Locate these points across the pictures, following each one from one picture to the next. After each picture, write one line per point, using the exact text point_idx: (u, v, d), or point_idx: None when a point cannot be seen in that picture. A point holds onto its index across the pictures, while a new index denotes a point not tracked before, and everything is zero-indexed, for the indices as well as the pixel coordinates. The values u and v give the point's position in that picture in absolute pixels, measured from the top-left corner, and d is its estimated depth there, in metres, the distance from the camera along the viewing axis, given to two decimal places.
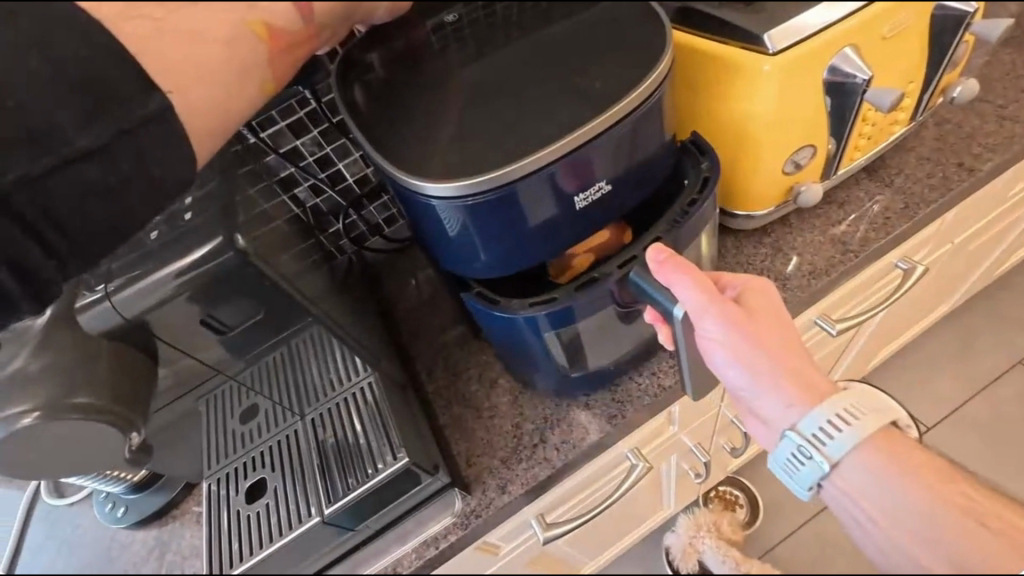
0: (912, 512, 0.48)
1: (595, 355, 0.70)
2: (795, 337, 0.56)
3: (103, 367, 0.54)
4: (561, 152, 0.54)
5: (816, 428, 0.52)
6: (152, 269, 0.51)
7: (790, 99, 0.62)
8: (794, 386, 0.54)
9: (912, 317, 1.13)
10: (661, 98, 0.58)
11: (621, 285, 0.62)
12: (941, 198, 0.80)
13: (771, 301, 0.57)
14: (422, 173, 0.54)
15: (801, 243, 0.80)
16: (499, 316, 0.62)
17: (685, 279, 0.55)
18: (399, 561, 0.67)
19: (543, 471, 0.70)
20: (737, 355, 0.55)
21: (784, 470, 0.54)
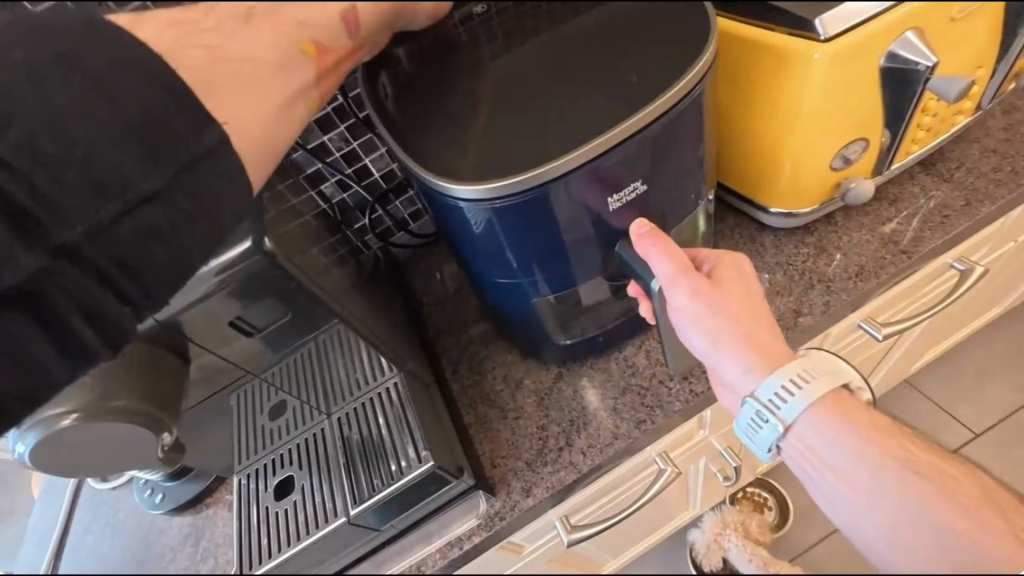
0: (869, 472, 0.47)
1: (586, 322, 0.70)
2: (761, 303, 0.55)
3: (136, 370, 0.55)
4: (595, 153, 0.52)
5: (775, 393, 0.50)
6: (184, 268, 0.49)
7: (841, 88, 0.57)
8: (761, 353, 0.53)
9: (964, 319, 1.06)
10: (702, 93, 0.55)
11: (607, 260, 0.61)
12: (1009, 194, 0.73)
13: (741, 267, 0.56)
14: (451, 172, 0.52)
15: (847, 243, 0.75)
16: (501, 283, 0.63)
17: (663, 252, 0.54)
18: (424, 560, 0.67)
19: (568, 476, 0.68)
20: (703, 321, 0.53)
21: (743, 434, 0.53)
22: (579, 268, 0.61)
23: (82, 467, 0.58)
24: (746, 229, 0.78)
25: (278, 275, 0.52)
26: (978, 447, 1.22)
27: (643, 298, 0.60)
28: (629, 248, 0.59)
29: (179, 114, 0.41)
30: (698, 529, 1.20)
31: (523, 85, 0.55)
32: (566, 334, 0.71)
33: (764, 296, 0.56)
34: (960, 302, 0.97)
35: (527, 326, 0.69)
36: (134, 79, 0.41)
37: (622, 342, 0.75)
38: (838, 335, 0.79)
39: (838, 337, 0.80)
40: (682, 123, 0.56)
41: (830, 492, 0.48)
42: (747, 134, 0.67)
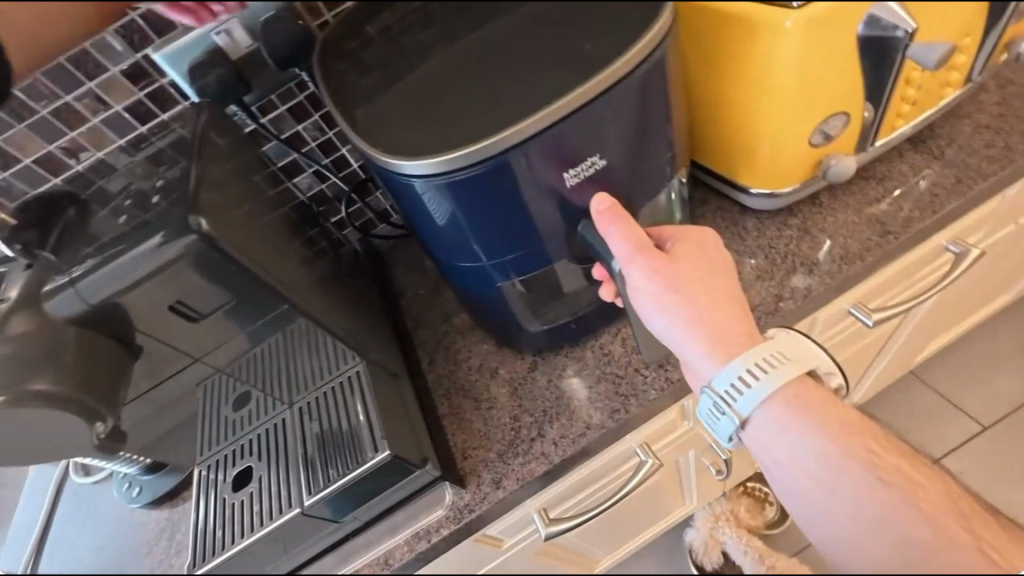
0: (823, 459, 0.48)
1: (558, 309, 0.69)
2: (726, 283, 0.55)
3: (71, 357, 0.55)
4: (555, 117, 0.50)
5: (731, 384, 0.51)
6: (122, 252, 0.52)
7: (812, 60, 0.55)
8: (722, 341, 0.53)
9: (968, 305, 1.01)
10: (663, 57, 0.53)
11: (570, 240, 0.60)
12: (1003, 170, 0.70)
13: (703, 250, 0.56)
14: (399, 149, 0.52)
15: (832, 224, 0.72)
16: (466, 266, 0.61)
17: (621, 234, 0.54)
18: (391, 553, 0.66)
19: (540, 467, 0.67)
20: (662, 309, 0.54)
21: (705, 422, 0.55)
22: (542, 250, 0.60)
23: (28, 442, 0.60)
24: (728, 213, 0.76)
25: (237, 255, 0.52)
26: (986, 440, 1.18)
27: (607, 280, 0.62)
28: (590, 226, 0.58)
29: None
30: (694, 527, 1.16)
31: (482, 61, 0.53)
32: (539, 321, 0.69)
33: (730, 277, 0.56)
34: (961, 288, 0.93)
35: (496, 313, 0.68)
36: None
37: (598, 330, 0.73)
38: (826, 321, 0.76)
39: (826, 323, 0.77)
40: (644, 96, 0.54)
41: (783, 479, 0.50)
42: (723, 108, 0.64)
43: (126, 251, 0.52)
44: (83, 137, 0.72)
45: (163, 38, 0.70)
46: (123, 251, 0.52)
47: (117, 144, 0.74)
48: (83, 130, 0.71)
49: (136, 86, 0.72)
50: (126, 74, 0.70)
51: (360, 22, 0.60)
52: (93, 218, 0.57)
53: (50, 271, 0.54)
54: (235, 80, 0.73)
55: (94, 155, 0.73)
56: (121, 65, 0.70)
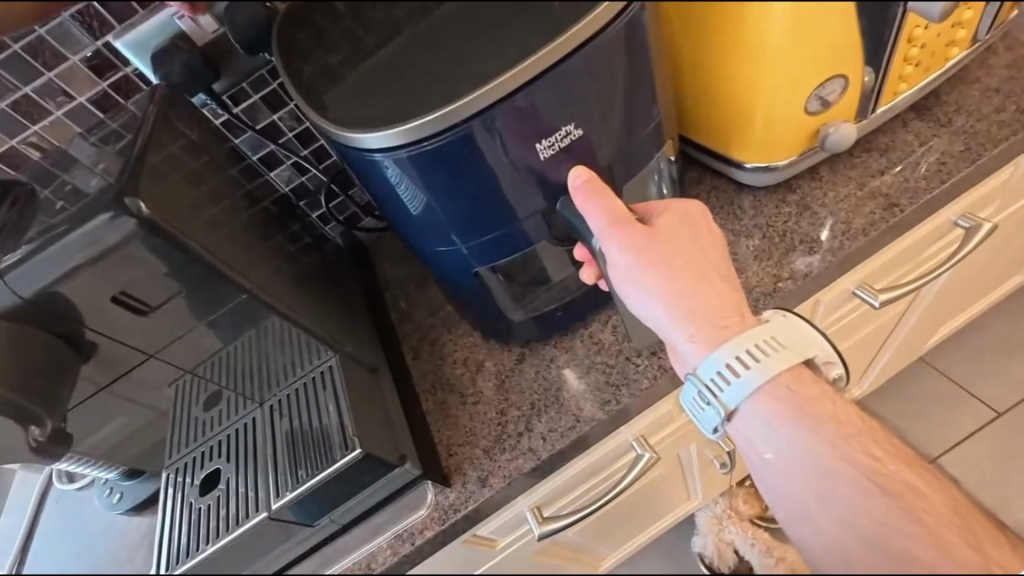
0: (811, 459, 0.45)
1: (543, 296, 0.65)
2: (714, 263, 0.51)
3: (5, 353, 0.52)
4: (530, 75, 0.45)
5: (716, 372, 0.49)
6: (50, 243, 0.48)
7: (808, 29, 0.47)
8: (708, 326, 0.50)
9: (980, 285, 0.97)
10: (644, 12, 0.47)
11: (551, 219, 0.57)
12: (1014, 135, 0.66)
13: (688, 228, 0.52)
14: (358, 121, 0.48)
15: (833, 199, 0.68)
16: (440, 252, 0.59)
17: (599, 212, 0.51)
18: (373, 557, 0.63)
19: (527, 463, 0.63)
20: (643, 293, 0.51)
21: (689, 411, 0.52)
22: (515, 231, 0.57)
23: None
24: (723, 191, 0.72)
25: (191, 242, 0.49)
26: (1004, 427, 1.12)
27: (588, 262, 0.59)
28: (569, 202, 0.54)
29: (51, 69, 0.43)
30: (701, 536, 1.14)
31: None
32: (524, 311, 0.66)
33: (719, 256, 0.52)
34: (974, 265, 0.88)
35: (476, 303, 0.64)
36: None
37: (587, 318, 0.69)
38: (829, 303, 0.72)
39: (829, 306, 0.73)
40: (626, 58, 0.49)
41: (767, 476, 0.47)
42: (712, 84, 0.57)
43: (61, 233, 0.48)
44: (47, 131, 0.69)
45: (124, 25, 0.67)
46: (60, 233, 0.48)
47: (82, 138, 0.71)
48: (46, 123, 0.69)
49: (98, 76, 0.69)
50: (87, 63, 0.67)
51: None
52: (38, 206, 0.53)
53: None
54: (203, 67, 0.69)
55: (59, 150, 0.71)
56: (81, 54, 0.67)
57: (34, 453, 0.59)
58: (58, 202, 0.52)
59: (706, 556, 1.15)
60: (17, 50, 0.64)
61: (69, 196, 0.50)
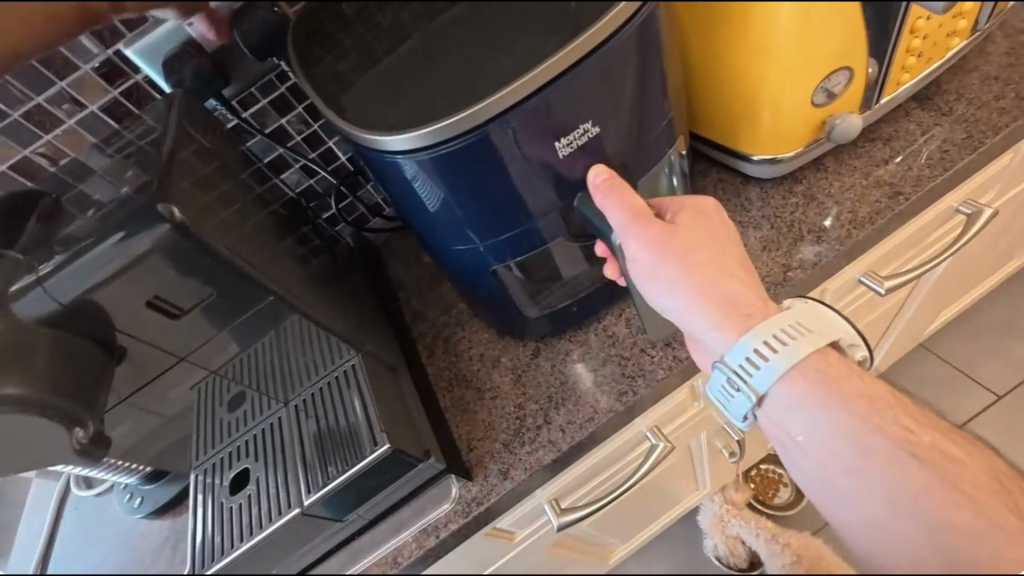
0: (842, 440, 0.47)
1: (557, 292, 0.66)
2: (732, 252, 0.53)
3: (41, 359, 0.53)
4: (549, 76, 0.47)
5: (744, 359, 0.50)
6: (87, 249, 0.49)
7: (811, 28, 0.48)
8: (732, 314, 0.51)
9: (980, 270, 0.98)
10: (656, 11, 0.48)
11: (567, 215, 0.58)
12: (1014, 122, 0.67)
13: (706, 216, 0.53)
14: (380, 123, 0.49)
15: (839, 189, 0.69)
16: (456, 252, 0.60)
17: (619, 204, 0.52)
18: (399, 551, 0.64)
19: (547, 455, 0.65)
20: (667, 285, 0.52)
21: (717, 399, 0.53)
22: (529, 230, 0.58)
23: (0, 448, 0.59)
24: (730, 184, 0.73)
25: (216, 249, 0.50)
26: (1005, 409, 1.14)
27: (609, 257, 0.59)
28: (588, 199, 0.55)
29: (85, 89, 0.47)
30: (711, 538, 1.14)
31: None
32: (538, 307, 0.67)
33: (736, 245, 0.54)
34: (974, 251, 0.89)
35: (492, 301, 0.65)
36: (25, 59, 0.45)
37: (601, 311, 0.70)
38: (836, 291, 0.74)
39: (836, 294, 0.74)
40: (639, 56, 0.50)
41: (800, 457, 0.49)
42: (727, 79, 0.58)
43: (95, 242, 0.49)
44: (59, 139, 0.69)
45: (134, 33, 0.67)
46: (92, 241, 0.49)
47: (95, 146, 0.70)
48: (59, 133, 0.68)
49: (110, 84, 0.69)
50: (98, 72, 0.68)
51: None
52: (65, 215, 0.54)
53: (19, 271, 0.52)
54: (213, 73, 0.69)
55: None
56: (92, 63, 0.67)
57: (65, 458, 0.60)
58: (87, 211, 0.53)
59: (722, 556, 1.17)
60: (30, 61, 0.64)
61: (100, 203, 0.51)
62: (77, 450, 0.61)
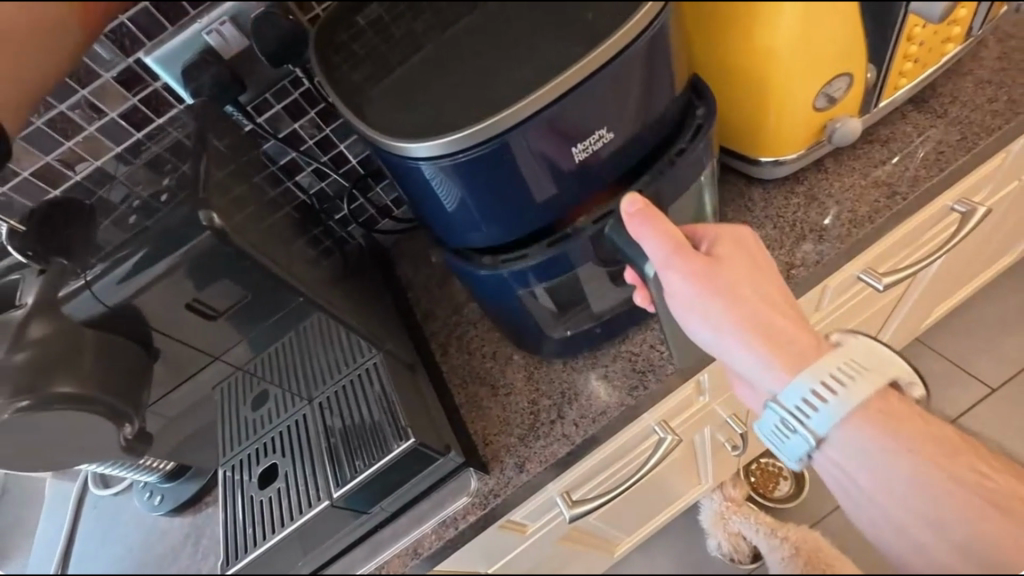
0: (886, 466, 0.52)
1: (585, 307, 0.68)
2: (775, 287, 0.57)
3: (87, 359, 0.55)
4: (568, 85, 0.49)
5: (800, 400, 0.52)
6: (135, 250, 0.53)
7: (813, 30, 0.51)
8: (782, 351, 0.54)
9: (974, 267, 1.01)
10: (668, 22, 0.50)
11: (596, 242, 0.60)
12: (1006, 124, 0.70)
13: (742, 250, 0.56)
14: (406, 132, 0.51)
15: (839, 189, 0.72)
16: (485, 278, 0.62)
17: (659, 237, 0.53)
18: (419, 542, 0.67)
19: (562, 448, 0.67)
20: (717, 324, 0.55)
21: (768, 435, 0.56)
22: (555, 256, 0.59)
23: (29, 450, 0.59)
24: (734, 185, 0.75)
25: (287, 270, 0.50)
26: (998, 402, 1.17)
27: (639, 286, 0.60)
28: (618, 226, 0.56)
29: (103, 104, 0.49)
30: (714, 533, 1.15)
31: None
32: (562, 326, 0.68)
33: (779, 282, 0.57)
34: (968, 248, 0.92)
35: (513, 317, 0.67)
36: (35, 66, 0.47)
37: None
38: (836, 288, 0.76)
39: (836, 291, 0.77)
40: (651, 67, 0.52)
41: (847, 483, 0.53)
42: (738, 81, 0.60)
43: (144, 246, 0.53)
44: (81, 146, 0.69)
45: (153, 41, 0.66)
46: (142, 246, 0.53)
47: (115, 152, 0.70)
48: (80, 139, 0.68)
49: (128, 91, 0.68)
50: (118, 79, 0.67)
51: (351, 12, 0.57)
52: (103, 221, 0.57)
53: (65, 275, 0.55)
54: (231, 81, 0.68)
55: (92, 164, 0.69)
56: (112, 71, 0.66)
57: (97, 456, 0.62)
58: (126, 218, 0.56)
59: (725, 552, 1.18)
60: None
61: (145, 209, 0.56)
62: (123, 447, 0.62)
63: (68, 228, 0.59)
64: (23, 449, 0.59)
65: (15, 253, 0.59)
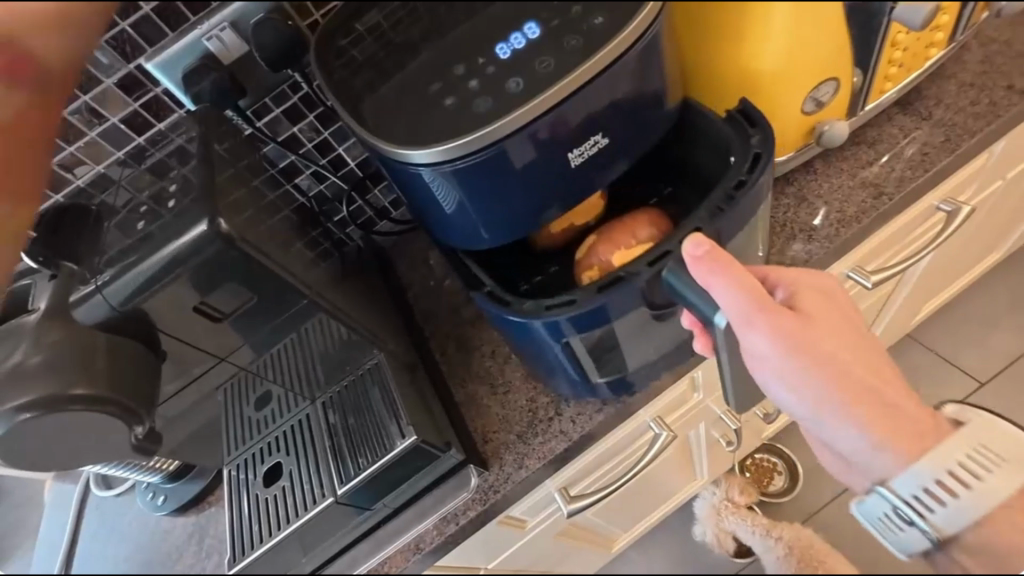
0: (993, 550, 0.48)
1: (627, 352, 0.64)
2: (873, 351, 0.53)
3: (101, 359, 0.57)
4: (565, 93, 0.50)
5: (918, 490, 0.47)
6: (146, 254, 0.55)
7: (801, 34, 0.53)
8: (885, 425, 0.50)
9: (961, 264, 1.03)
10: (661, 31, 0.52)
11: (650, 285, 0.54)
12: (987, 126, 0.72)
13: (824, 300, 0.54)
14: (407, 138, 0.52)
15: (828, 190, 0.74)
16: (515, 321, 0.56)
17: (734, 291, 0.48)
18: (421, 538, 0.69)
19: (559, 445, 0.69)
20: (808, 393, 0.51)
21: (872, 524, 0.50)
22: (608, 302, 0.53)
23: (43, 451, 0.59)
24: None
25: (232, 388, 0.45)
26: (985, 396, 1.20)
27: (698, 330, 0.59)
28: (679, 269, 0.51)
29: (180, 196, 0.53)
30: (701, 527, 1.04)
31: (489, 43, 0.52)
32: (602, 373, 0.65)
33: (878, 346, 0.53)
34: (954, 246, 0.94)
35: (539, 357, 0.62)
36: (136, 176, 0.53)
37: None
38: None
39: (825, 288, 0.79)
40: (646, 75, 0.53)
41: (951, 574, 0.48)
42: (735, 88, 0.61)
43: (151, 252, 0.54)
44: (82, 151, 0.69)
45: (153, 47, 0.65)
46: (147, 252, 0.55)
47: (116, 157, 0.71)
48: (81, 144, 0.69)
49: (128, 96, 0.68)
50: (119, 85, 0.67)
51: (349, 19, 0.58)
52: (107, 232, 0.61)
53: (73, 281, 0.58)
54: (231, 87, 0.68)
55: (94, 168, 0.71)
56: (113, 76, 0.66)
57: (108, 458, 0.63)
58: (133, 229, 0.59)
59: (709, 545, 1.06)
60: None
61: (151, 217, 0.59)
62: (134, 448, 0.63)
63: (75, 235, 0.63)
64: (31, 453, 0.60)
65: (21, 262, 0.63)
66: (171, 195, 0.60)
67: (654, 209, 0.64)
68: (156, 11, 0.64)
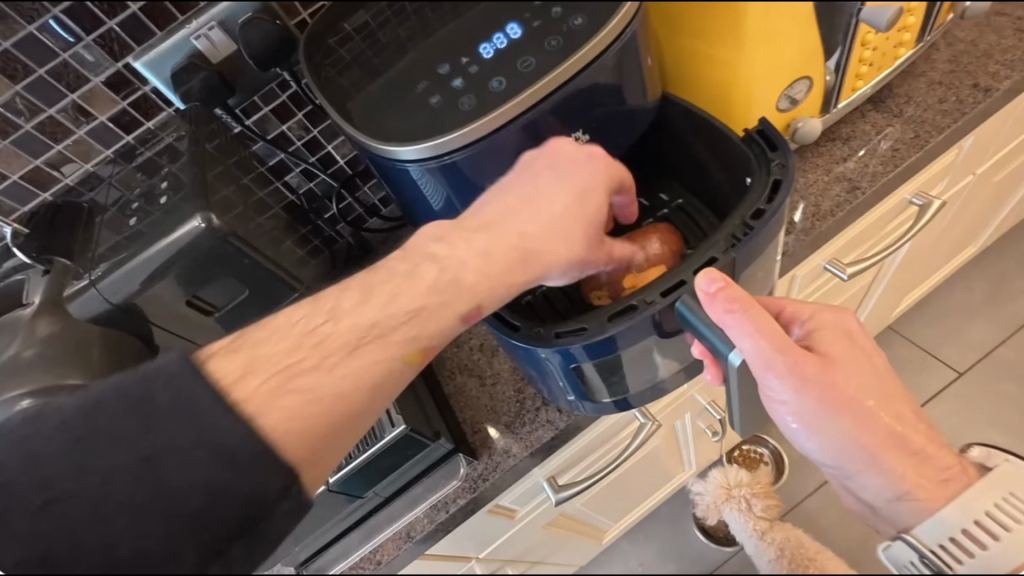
0: None
1: (632, 377, 0.62)
2: (896, 395, 0.52)
3: (97, 349, 0.62)
4: (546, 91, 0.52)
5: (942, 539, 0.46)
6: (133, 252, 0.61)
7: (772, 20, 0.53)
8: (906, 469, 0.50)
9: (939, 256, 1.06)
10: (638, 31, 0.53)
11: (665, 314, 0.52)
12: (955, 123, 0.75)
13: (844, 337, 0.53)
14: (396, 135, 0.53)
15: (803, 185, 0.76)
16: (521, 345, 0.55)
17: (752, 328, 0.48)
18: (413, 525, 0.72)
19: (546, 433, 0.71)
20: (828, 434, 0.51)
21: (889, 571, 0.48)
22: (619, 333, 0.52)
23: None
24: None
25: (269, 504, 0.40)
26: None
27: (708, 360, 0.56)
28: (693, 302, 0.50)
29: (223, 220, 0.60)
30: (720, 496, 0.58)
31: (472, 43, 0.55)
32: (609, 394, 0.63)
33: (898, 384, 0.53)
34: (930, 238, 0.97)
35: (543, 375, 0.60)
36: (236, 239, 0.61)
37: None
38: (805, 277, 0.80)
39: (804, 279, 0.81)
40: (627, 74, 0.55)
41: None
42: (718, 86, 0.61)
43: (144, 248, 0.60)
44: (70, 150, 0.68)
45: (142, 46, 0.64)
46: (141, 248, 0.61)
47: (105, 156, 0.70)
48: (69, 142, 0.67)
49: (117, 95, 0.66)
50: (106, 83, 0.65)
51: (337, 19, 0.60)
52: (100, 230, 0.68)
53: (68, 275, 0.67)
54: (220, 85, 0.67)
55: (82, 167, 0.70)
56: (100, 75, 0.64)
57: None
58: (125, 225, 0.65)
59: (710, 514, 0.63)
60: (42, 74, 0.62)
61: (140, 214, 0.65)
62: None
63: (70, 236, 0.69)
64: None
65: (20, 254, 0.71)
66: (162, 193, 0.65)
67: (665, 227, 0.62)
68: (145, 10, 0.62)
